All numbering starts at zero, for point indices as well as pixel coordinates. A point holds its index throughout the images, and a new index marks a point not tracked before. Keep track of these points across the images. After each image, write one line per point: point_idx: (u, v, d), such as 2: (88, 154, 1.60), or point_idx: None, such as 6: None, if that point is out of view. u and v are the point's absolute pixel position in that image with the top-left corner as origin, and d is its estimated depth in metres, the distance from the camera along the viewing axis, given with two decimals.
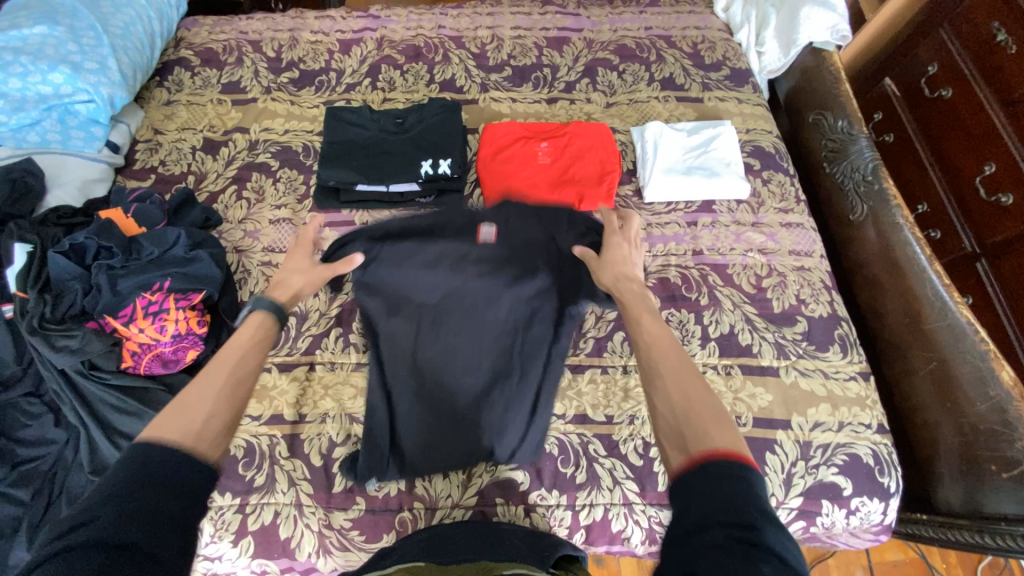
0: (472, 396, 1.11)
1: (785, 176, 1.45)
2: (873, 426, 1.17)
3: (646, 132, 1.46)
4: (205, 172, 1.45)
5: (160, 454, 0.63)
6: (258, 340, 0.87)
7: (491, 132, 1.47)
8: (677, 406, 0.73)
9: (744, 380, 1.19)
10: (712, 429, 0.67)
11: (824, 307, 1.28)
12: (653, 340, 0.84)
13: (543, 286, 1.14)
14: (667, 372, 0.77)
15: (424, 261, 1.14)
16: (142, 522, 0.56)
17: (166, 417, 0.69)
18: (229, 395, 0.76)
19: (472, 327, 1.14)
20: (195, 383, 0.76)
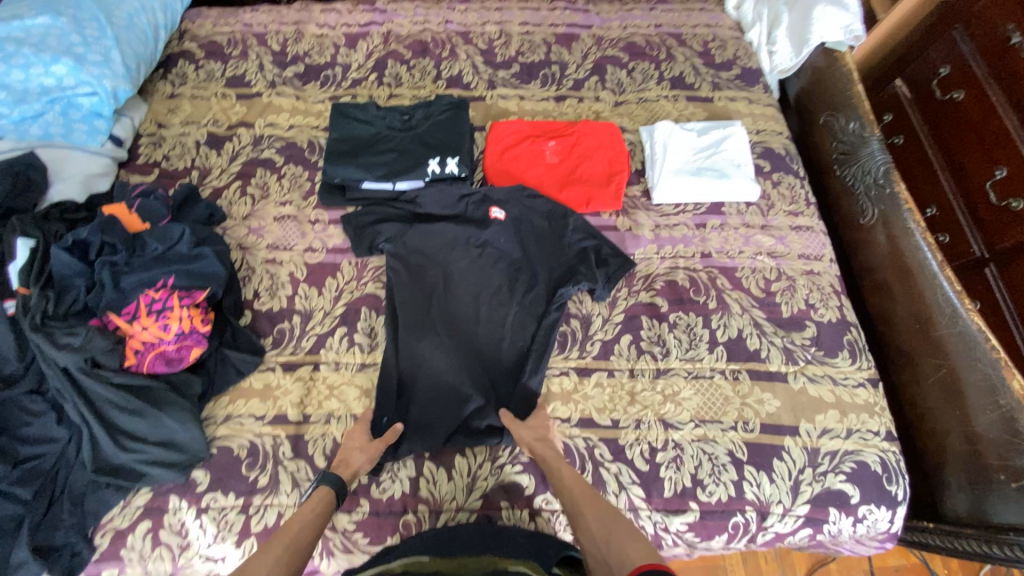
0: (463, 372, 1.17)
1: (795, 179, 1.44)
2: (882, 433, 1.16)
3: (655, 132, 1.44)
4: (210, 167, 1.44)
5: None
6: (309, 519, 0.92)
7: (497, 130, 1.45)
8: (601, 538, 0.85)
9: (752, 385, 1.18)
10: (631, 548, 0.79)
11: (834, 312, 1.27)
12: (571, 489, 0.97)
13: (547, 276, 1.28)
14: (586, 511, 0.91)
15: (442, 246, 1.30)
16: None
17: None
18: (276, 566, 0.82)
19: (482, 307, 1.25)
20: (251, 558, 0.83)
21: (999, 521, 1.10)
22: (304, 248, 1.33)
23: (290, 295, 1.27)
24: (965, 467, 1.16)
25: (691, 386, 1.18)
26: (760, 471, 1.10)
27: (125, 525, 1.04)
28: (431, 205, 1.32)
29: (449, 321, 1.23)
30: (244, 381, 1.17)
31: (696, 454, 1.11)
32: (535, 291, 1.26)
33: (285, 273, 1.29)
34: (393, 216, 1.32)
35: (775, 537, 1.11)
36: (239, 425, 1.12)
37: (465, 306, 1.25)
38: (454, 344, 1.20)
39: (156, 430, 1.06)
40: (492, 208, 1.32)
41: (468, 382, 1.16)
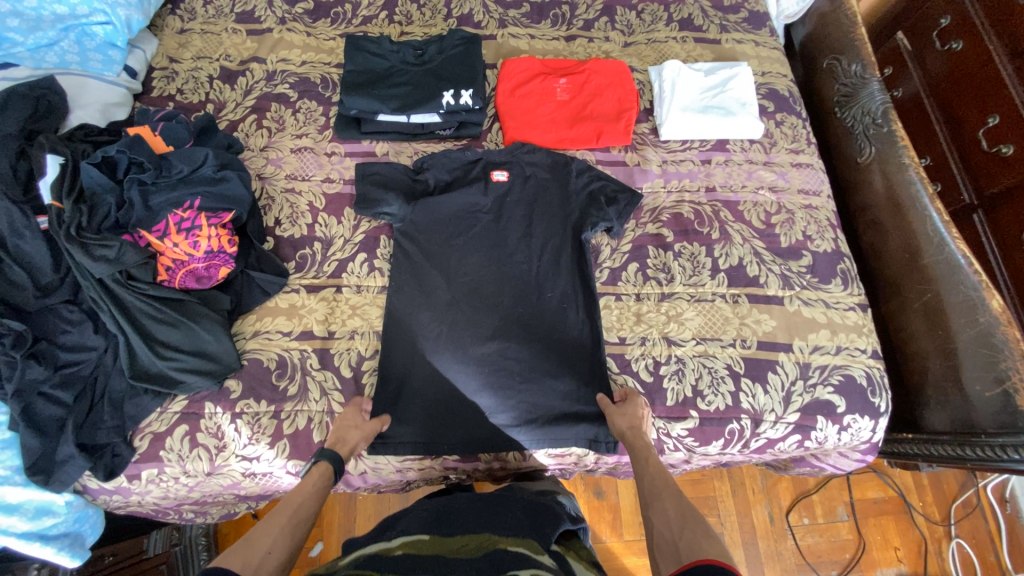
0: (463, 324, 1.22)
1: (798, 119, 1.48)
2: (868, 351, 1.25)
3: (664, 71, 1.47)
4: (224, 101, 1.47)
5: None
6: (309, 497, 0.95)
7: (510, 67, 1.48)
8: (675, 526, 0.87)
9: (750, 308, 1.26)
10: (701, 540, 0.82)
11: (828, 243, 1.34)
12: (653, 474, 0.98)
13: (555, 227, 1.32)
14: (665, 497, 0.93)
15: (449, 197, 1.32)
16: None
17: (233, 549, 0.81)
18: (283, 540, 0.86)
19: (486, 257, 1.29)
20: (257, 527, 0.86)
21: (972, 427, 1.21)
22: (322, 179, 1.37)
23: (310, 223, 1.31)
24: (945, 381, 1.26)
25: (693, 308, 1.25)
26: (755, 383, 1.20)
27: (163, 429, 1.13)
28: (439, 169, 1.36)
29: (457, 283, 1.26)
30: (270, 301, 1.23)
31: (697, 367, 1.20)
32: (540, 259, 1.29)
33: (304, 203, 1.33)
34: (403, 182, 1.32)
35: (766, 443, 1.21)
36: (268, 340, 1.19)
37: (471, 274, 1.27)
38: (458, 287, 1.25)
39: (191, 340, 1.13)
40: (494, 171, 1.36)
41: (466, 335, 1.21)
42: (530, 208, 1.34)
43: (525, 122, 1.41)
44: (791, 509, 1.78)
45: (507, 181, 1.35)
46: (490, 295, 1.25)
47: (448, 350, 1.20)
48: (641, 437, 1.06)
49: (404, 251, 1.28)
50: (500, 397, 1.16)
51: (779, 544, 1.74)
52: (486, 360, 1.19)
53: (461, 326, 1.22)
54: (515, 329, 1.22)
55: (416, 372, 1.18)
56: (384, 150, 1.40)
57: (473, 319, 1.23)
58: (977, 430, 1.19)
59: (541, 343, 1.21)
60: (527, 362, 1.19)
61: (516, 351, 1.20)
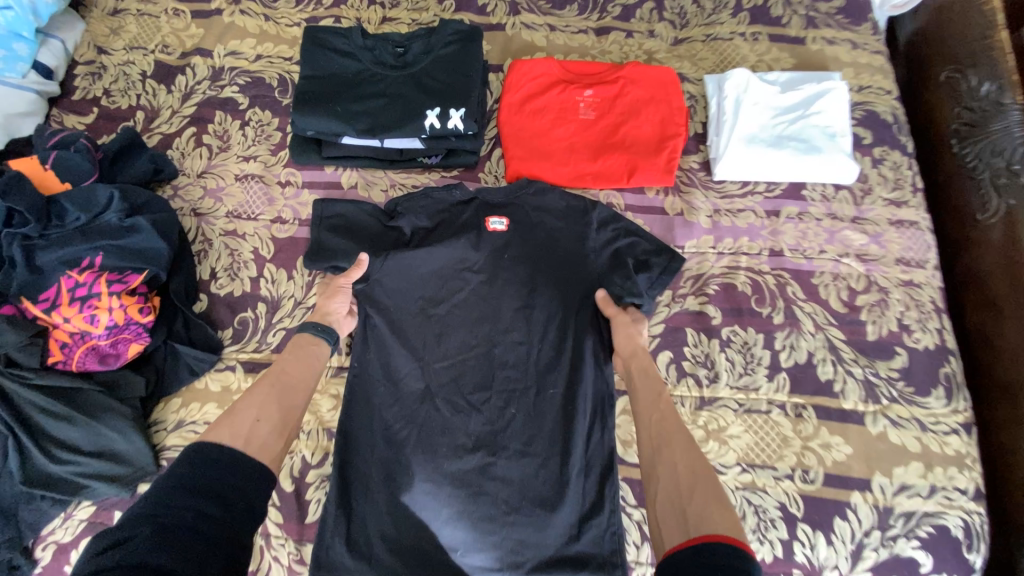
0: (441, 427, 0.96)
1: (903, 156, 1.11)
2: (970, 492, 0.94)
3: (726, 84, 1.09)
4: (158, 107, 1.18)
5: (212, 458, 0.67)
6: (296, 361, 0.85)
7: (519, 72, 1.12)
8: (680, 486, 0.70)
9: (818, 426, 0.94)
10: (711, 510, 0.65)
11: (932, 337, 1.00)
12: (660, 413, 0.80)
13: (561, 302, 1.00)
14: (670, 445, 0.75)
15: (432, 253, 1.01)
16: (194, 527, 0.60)
17: (219, 423, 0.72)
18: (269, 408, 0.77)
19: (476, 337, 1.00)
20: (241, 397, 0.77)
21: None
22: (272, 219, 1.08)
23: (253, 277, 1.04)
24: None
25: (740, 422, 0.95)
26: (817, 532, 0.90)
27: (68, 540, 0.91)
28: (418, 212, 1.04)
29: (433, 371, 0.98)
30: (200, 383, 0.98)
31: (739, 505, 0.91)
32: (541, 343, 0.99)
33: (248, 250, 1.06)
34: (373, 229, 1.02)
35: None
36: (193, 434, 0.95)
37: (452, 358, 0.98)
38: (435, 376, 0.98)
39: (93, 439, 0.90)
40: (491, 217, 1.03)
41: (442, 444, 0.95)
42: (530, 269, 1.02)
43: (536, 153, 1.08)
44: None
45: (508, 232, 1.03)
46: (475, 390, 0.98)
47: (417, 460, 0.94)
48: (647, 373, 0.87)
49: (369, 324, 0.99)
50: (481, 530, 0.91)
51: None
52: (469, 478, 0.94)
53: (439, 429, 0.96)
54: (507, 439, 0.95)
55: (375, 491, 0.92)
56: (351, 182, 1.09)
57: (454, 422, 0.96)
58: None
59: (537, 461, 0.94)
60: (517, 484, 0.93)
61: (505, 470, 0.94)
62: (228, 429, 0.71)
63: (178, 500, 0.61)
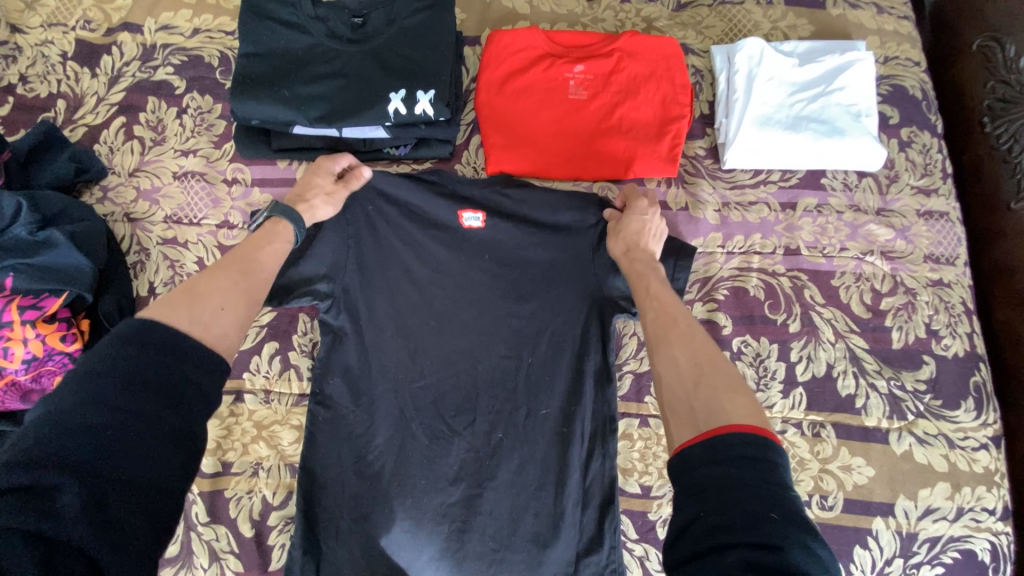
0: (419, 460, 0.84)
1: (932, 137, 0.99)
2: (998, 511, 0.87)
3: (737, 55, 0.95)
4: (82, 94, 1.01)
5: (157, 337, 0.53)
6: (268, 251, 0.72)
7: (499, 45, 0.97)
8: (686, 376, 0.62)
9: (837, 446, 0.85)
10: (728, 399, 0.57)
11: (962, 343, 0.90)
12: (656, 306, 0.71)
13: (552, 314, 0.89)
14: (672, 336, 0.66)
15: (407, 262, 0.90)
16: (133, 426, 0.48)
17: (169, 303, 0.58)
18: (235, 293, 0.64)
19: (458, 356, 0.88)
20: (198, 278, 0.63)
21: None
22: (217, 224, 0.94)
23: None
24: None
25: None
26: (835, 563, 0.82)
27: None
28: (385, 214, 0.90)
29: (409, 395, 0.86)
30: None
31: None
32: (531, 359, 0.88)
33: (192, 260, 0.92)
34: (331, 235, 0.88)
35: None
36: None
37: (432, 378, 0.87)
38: (412, 402, 0.86)
39: None
40: (465, 212, 0.91)
41: (420, 478, 0.84)
42: (518, 277, 0.90)
43: (521, 141, 0.94)
44: None
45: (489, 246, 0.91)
46: (457, 415, 0.86)
47: (393, 498, 0.83)
48: (646, 272, 0.79)
49: (338, 346, 0.87)
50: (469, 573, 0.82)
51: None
52: (452, 516, 0.83)
53: (417, 463, 0.84)
54: (494, 471, 0.84)
55: (345, 536, 0.81)
56: None
57: (435, 453, 0.85)
58: None
59: (527, 492, 0.84)
60: (506, 519, 0.83)
61: (493, 506, 0.83)
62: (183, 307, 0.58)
63: (112, 395, 0.49)
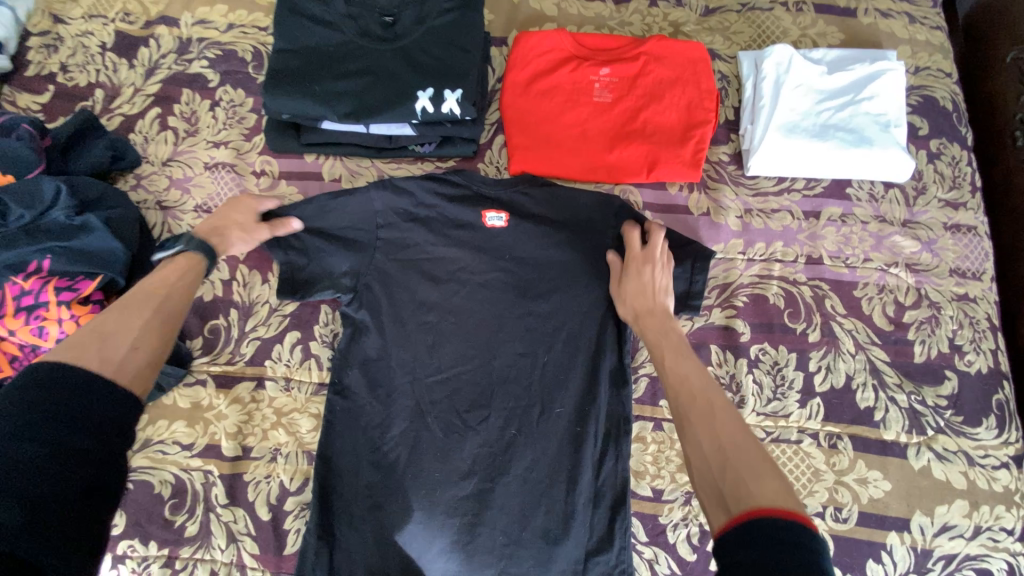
0: (434, 453, 0.85)
1: (961, 150, 0.97)
2: (1017, 532, 0.85)
3: (765, 62, 0.95)
4: (119, 84, 1.05)
5: (63, 379, 0.54)
6: (171, 281, 0.73)
7: (526, 46, 0.98)
8: (712, 458, 0.61)
9: (854, 459, 0.85)
10: (757, 481, 0.57)
11: (985, 360, 0.89)
12: (675, 381, 0.72)
13: (569, 315, 0.90)
14: (694, 415, 0.67)
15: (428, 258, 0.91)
16: (50, 459, 0.50)
17: (75, 345, 0.59)
18: (149, 329, 0.65)
19: (475, 352, 0.89)
20: (105, 317, 0.64)
21: None
22: None
23: (226, 280, 0.94)
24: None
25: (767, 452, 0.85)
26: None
27: None
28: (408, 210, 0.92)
29: (427, 388, 0.87)
30: (168, 398, 0.89)
31: None
32: (547, 358, 0.89)
33: None
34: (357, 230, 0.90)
35: None
36: (161, 456, 0.87)
37: (448, 372, 0.88)
38: (429, 397, 0.87)
39: None
40: (488, 212, 0.92)
41: (434, 471, 0.85)
42: (538, 276, 0.91)
43: (544, 143, 0.95)
44: None
45: (510, 244, 0.92)
46: (474, 411, 0.87)
47: (408, 488, 0.84)
48: (668, 333, 0.79)
49: (358, 337, 0.89)
50: (479, 567, 0.83)
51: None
52: (465, 510, 0.84)
53: (432, 456, 0.85)
54: (508, 468, 0.85)
55: (359, 524, 0.83)
56: (334, 173, 0.97)
57: (449, 448, 0.86)
58: None
59: (538, 489, 0.84)
60: (517, 515, 0.84)
61: (506, 502, 0.84)
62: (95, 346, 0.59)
63: (26, 434, 0.50)
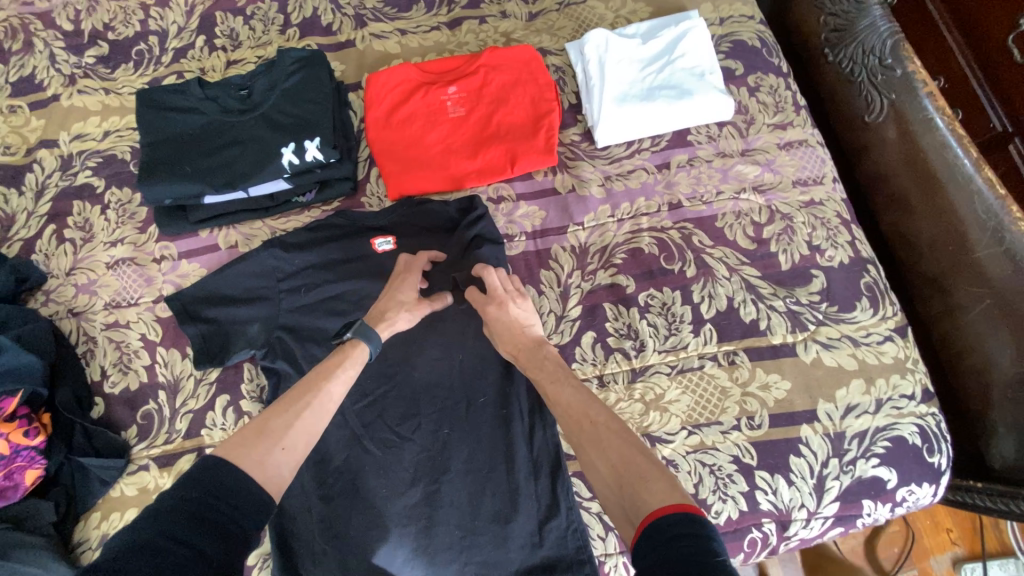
0: (375, 472, 0.89)
1: (777, 77, 1.09)
2: (917, 395, 0.93)
3: (586, 47, 1.06)
4: (13, 212, 1.10)
5: (222, 486, 0.59)
6: (338, 375, 0.78)
7: (376, 85, 1.07)
8: (611, 481, 0.65)
9: (753, 368, 0.92)
10: (647, 486, 0.61)
11: (844, 252, 0.98)
12: (566, 410, 0.77)
13: (471, 310, 0.97)
14: (586, 442, 0.71)
15: (330, 293, 0.97)
16: (192, 563, 0.52)
17: (240, 441, 0.66)
18: (302, 432, 0.70)
19: (393, 368, 0.95)
20: (269, 413, 0.70)
21: None
22: (152, 300, 1.01)
23: (148, 365, 0.98)
24: (1012, 399, 0.93)
25: (676, 385, 0.92)
26: (775, 475, 0.89)
27: None
28: (301, 256, 0.98)
29: (356, 413, 0.92)
30: (115, 491, 0.92)
31: (694, 468, 0.89)
32: (460, 355, 0.95)
33: (135, 337, 0.99)
34: (261, 286, 0.97)
35: (799, 544, 0.91)
36: None
37: (372, 393, 0.93)
38: (358, 420, 0.92)
39: None
40: (376, 238, 0.99)
41: (379, 489, 0.88)
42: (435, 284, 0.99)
43: (412, 166, 1.03)
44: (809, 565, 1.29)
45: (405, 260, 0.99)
46: (404, 422, 0.92)
47: (355, 513, 0.87)
48: (546, 362, 0.84)
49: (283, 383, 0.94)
50: (441, 566, 0.86)
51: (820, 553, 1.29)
52: (416, 517, 0.87)
53: (374, 474, 0.89)
54: (447, 465, 0.90)
55: (318, 559, 0.85)
56: (229, 241, 1.02)
57: (389, 464, 0.89)
58: None
59: (480, 477, 0.89)
60: (466, 506, 0.88)
61: (453, 497, 0.88)
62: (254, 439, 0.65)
63: (180, 528, 0.54)
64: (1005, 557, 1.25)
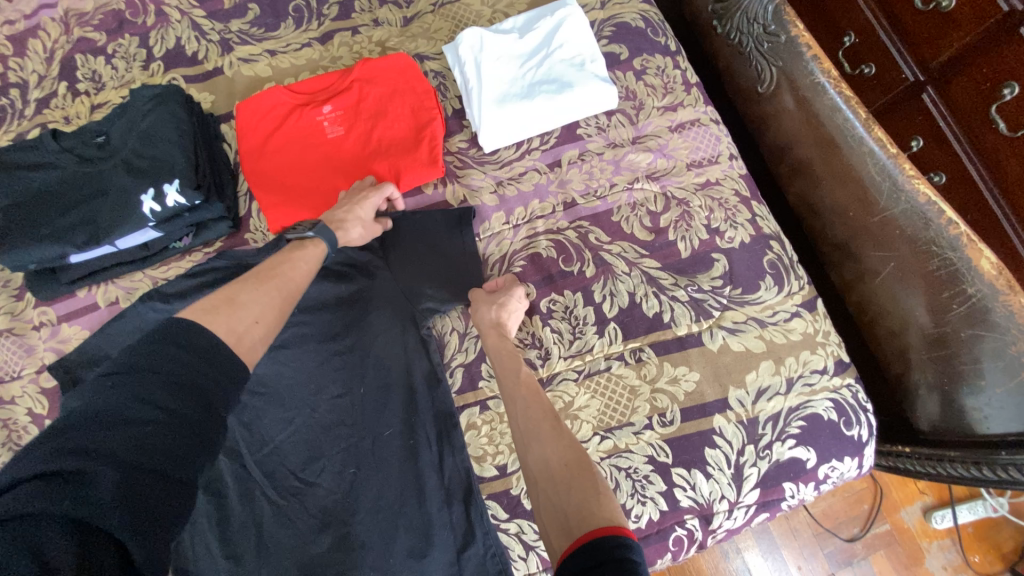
0: (282, 522, 0.86)
1: (664, 56, 1.06)
2: (830, 368, 0.91)
3: (460, 49, 1.01)
4: None
5: (198, 344, 0.60)
6: (306, 264, 0.84)
7: (247, 115, 1.02)
8: (562, 484, 0.67)
9: (660, 363, 0.90)
10: (594, 505, 0.62)
11: (744, 231, 0.96)
12: (527, 405, 0.79)
13: (369, 339, 0.94)
14: (545, 442, 0.73)
15: None
16: (164, 422, 0.53)
17: (212, 308, 0.67)
18: (271, 309, 0.74)
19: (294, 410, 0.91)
20: (244, 292, 0.73)
21: (973, 432, 0.88)
22: (35, 371, 0.96)
23: None
24: (929, 358, 0.90)
25: (585, 390, 0.90)
26: (692, 470, 0.86)
27: None
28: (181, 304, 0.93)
29: (258, 463, 0.89)
30: None
31: (610, 474, 0.86)
32: (362, 387, 0.92)
33: (22, 413, 0.94)
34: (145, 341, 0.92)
35: (728, 534, 0.89)
36: None
37: (274, 439, 0.90)
38: (262, 468, 0.88)
39: None
40: None
41: (286, 538, 0.85)
42: (329, 314, 0.95)
43: (290, 196, 0.98)
44: (786, 541, 1.24)
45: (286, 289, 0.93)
46: (307, 465, 0.89)
47: (264, 568, 0.83)
48: (516, 360, 0.86)
49: None
50: None
51: (792, 519, 1.25)
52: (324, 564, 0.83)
53: (280, 523, 0.86)
54: (355, 504, 0.86)
55: None
56: (110, 297, 0.98)
57: (295, 511, 0.86)
58: (980, 439, 0.87)
59: (391, 512, 0.85)
60: (378, 544, 0.84)
61: (362, 538, 0.84)
62: (187, 331, 0.61)
63: (138, 394, 0.54)
64: (972, 499, 1.22)
